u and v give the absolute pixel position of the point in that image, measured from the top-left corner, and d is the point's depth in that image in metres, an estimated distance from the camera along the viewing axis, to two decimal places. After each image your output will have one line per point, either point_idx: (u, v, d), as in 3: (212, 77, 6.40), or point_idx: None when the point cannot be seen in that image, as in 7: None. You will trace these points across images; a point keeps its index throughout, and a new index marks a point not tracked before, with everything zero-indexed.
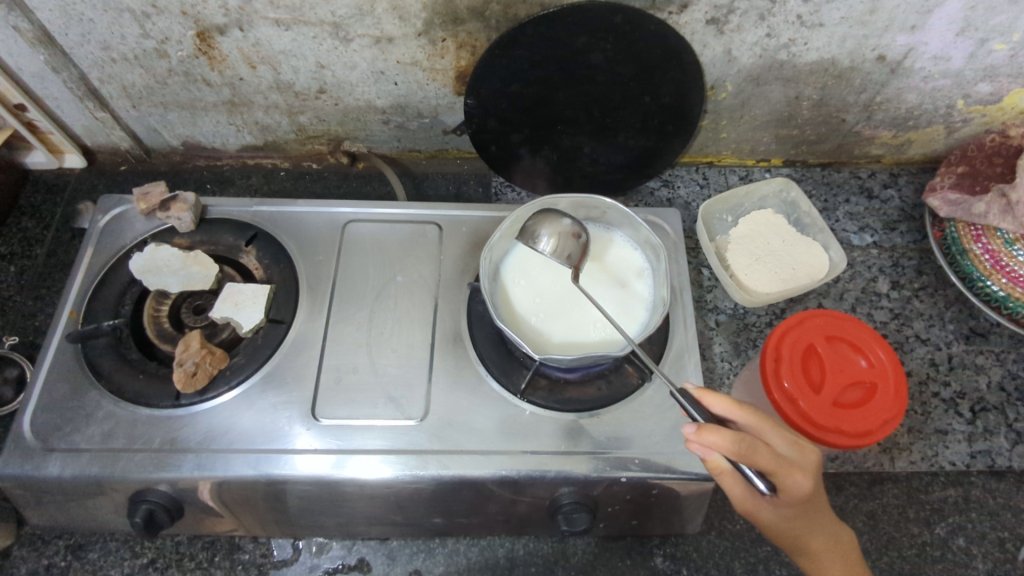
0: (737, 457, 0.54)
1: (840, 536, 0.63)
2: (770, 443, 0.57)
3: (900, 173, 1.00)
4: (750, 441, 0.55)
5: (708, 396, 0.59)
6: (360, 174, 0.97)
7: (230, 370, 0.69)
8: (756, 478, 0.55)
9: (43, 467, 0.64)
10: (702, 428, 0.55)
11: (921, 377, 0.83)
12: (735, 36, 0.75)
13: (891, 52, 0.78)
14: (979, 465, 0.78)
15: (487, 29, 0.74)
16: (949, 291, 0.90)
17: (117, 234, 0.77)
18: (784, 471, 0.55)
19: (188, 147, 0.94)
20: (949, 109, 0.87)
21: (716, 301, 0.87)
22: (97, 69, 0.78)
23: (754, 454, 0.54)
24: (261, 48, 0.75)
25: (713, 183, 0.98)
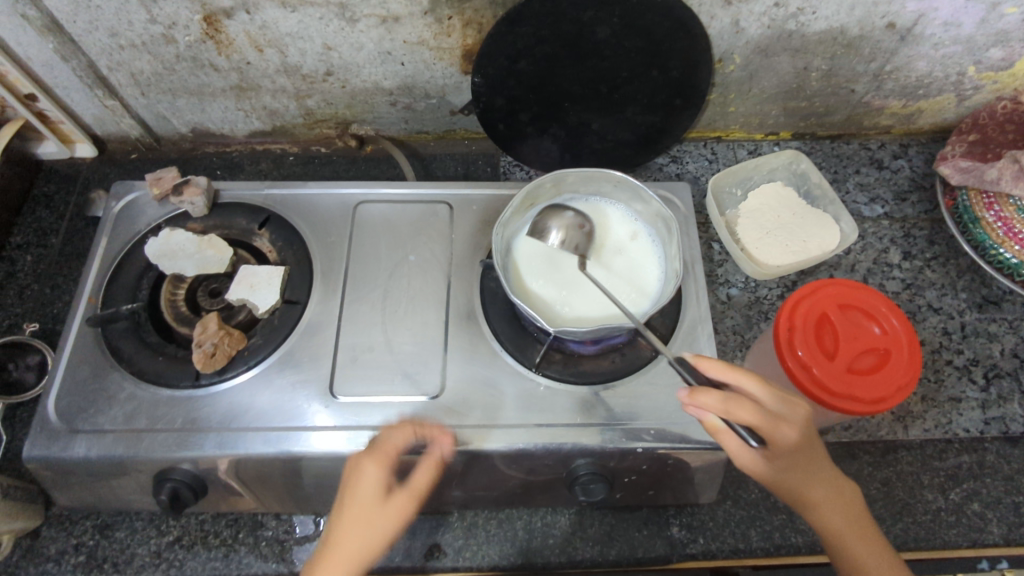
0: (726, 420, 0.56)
1: (843, 492, 0.63)
2: (757, 400, 0.59)
3: (910, 143, 0.99)
4: (736, 397, 0.56)
5: (702, 360, 0.60)
6: (368, 157, 0.97)
7: (248, 350, 0.70)
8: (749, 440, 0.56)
9: (69, 448, 0.65)
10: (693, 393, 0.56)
11: (933, 346, 0.83)
12: (743, 7, 0.75)
13: (901, 19, 0.77)
14: (993, 431, 0.78)
15: (493, 6, 0.74)
16: (961, 260, 0.89)
17: (131, 220, 0.78)
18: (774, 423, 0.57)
19: (197, 134, 0.95)
20: (960, 76, 0.86)
21: (727, 275, 0.88)
22: (106, 57, 0.79)
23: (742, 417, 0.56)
24: (268, 31, 0.76)
25: (722, 158, 0.97)
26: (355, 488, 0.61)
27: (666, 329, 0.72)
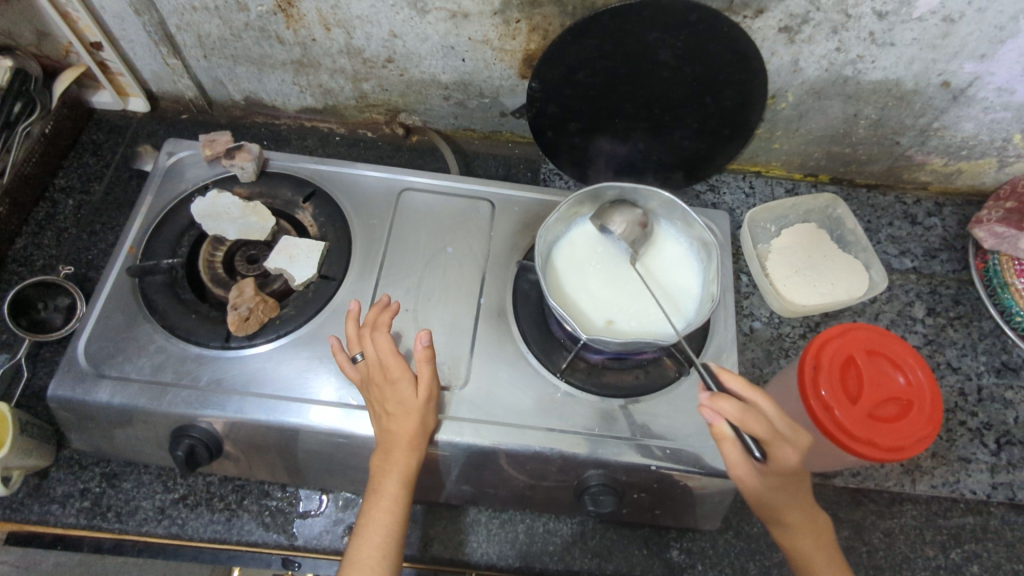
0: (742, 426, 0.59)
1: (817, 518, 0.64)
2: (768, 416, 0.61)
3: (945, 202, 1.00)
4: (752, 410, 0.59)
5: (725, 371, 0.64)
6: (413, 147, 0.98)
7: (280, 319, 0.71)
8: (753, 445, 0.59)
9: (94, 392, 0.66)
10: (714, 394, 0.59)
11: (949, 404, 0.84)
12: (805, 47, 0.76)
13: (956, 79, 0.79)
14: (1000, 496, 0.79)
15: (563, 15, 0.75)
16: (985, 323, 0.90)
17: (179, 177, 0.79)
18: (768, 441, 0.59)
19: (249, 103, 0.96)
20: (1005, 142, 0.87)
21: (753, 308, 0.88)
22: (177, 16, 0.80)
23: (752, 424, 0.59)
24: (339, 12, 0.77)
25: (759, 193, 0.98)
26: (390, 471, 0.61)
27: (691, 352, 0.73)
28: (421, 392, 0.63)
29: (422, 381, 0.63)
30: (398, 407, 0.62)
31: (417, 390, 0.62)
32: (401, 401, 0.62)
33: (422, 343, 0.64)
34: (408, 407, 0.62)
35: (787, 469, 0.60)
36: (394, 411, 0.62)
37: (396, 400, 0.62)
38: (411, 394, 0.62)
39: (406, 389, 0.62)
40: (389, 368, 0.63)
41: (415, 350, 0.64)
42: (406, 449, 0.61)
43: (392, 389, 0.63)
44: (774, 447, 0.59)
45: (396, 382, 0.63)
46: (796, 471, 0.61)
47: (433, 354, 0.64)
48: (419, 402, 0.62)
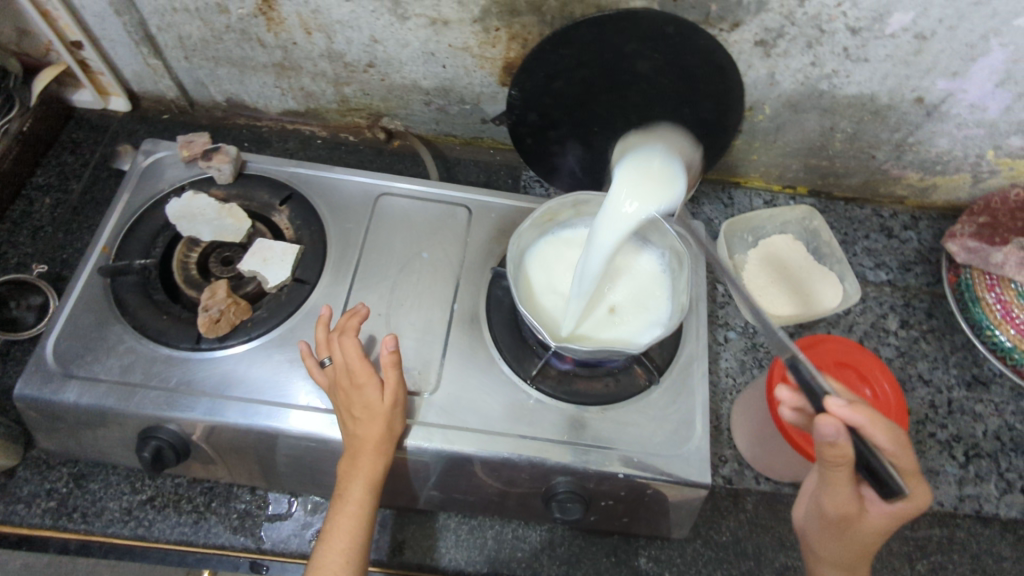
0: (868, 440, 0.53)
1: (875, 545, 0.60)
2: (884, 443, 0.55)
3: (921, 216, 1.01)
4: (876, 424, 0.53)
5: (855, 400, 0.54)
6: (394, 152, 0.99)
7: (252, 322, 0.71)
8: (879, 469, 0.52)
9: (61, 391, 0.65)
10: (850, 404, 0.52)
11: (919, 416, 0.85)
12: (780, 61, 0.77)
13: (929, 95, 0.80)
14: (967, 508, 0.79)
15: (541, 24, 0.76)
16: (956, 337, 0.91)
17: (155, 178, 0.79)
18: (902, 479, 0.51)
19: (231, 105, 0.96)
20: (978, 158, 0.89)
21: (728, 318, 0.89)
22: (158, 17, 0.80)
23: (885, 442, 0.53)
24: (319, 16, 0.77)
25: (738, 204, 0.99)
26: (355, 476, 0.61)
27: (662, 361, 0.73)
28: (387, 396, 0.62)
29: (388, 384, 0.63)
30: (364, 411, 0.62)
31: (383, 394, 0.62)
32: (366, 405, 0.62)
33: (388, 347, 0.65)
34: (374, 411, 0.62)
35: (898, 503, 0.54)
36: (360, 416, 0.62)
37: (362, 404, 0.62)
38: (377, 399, 0.62)
39: (372, 394, 0.62)
40: (355, 372, 0.63)
41: (381, 354, 0.64)
42: (372, 454, 0.61)
43: (357, 394, 0.62)
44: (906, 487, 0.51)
45: (361, 386, 0.62)
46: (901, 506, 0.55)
47: (398, 358, 0.64)
48: (385, 406, 0.62)
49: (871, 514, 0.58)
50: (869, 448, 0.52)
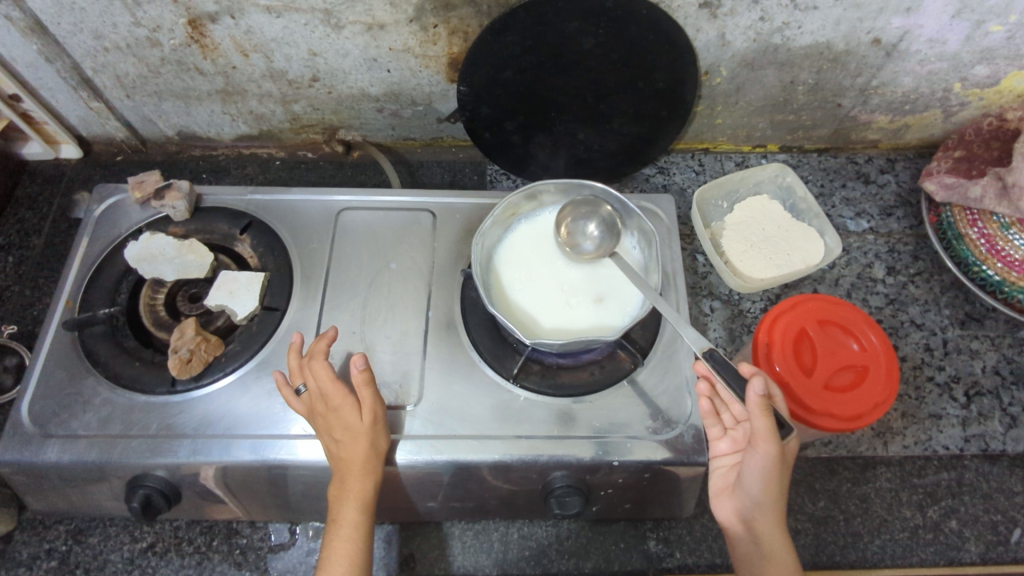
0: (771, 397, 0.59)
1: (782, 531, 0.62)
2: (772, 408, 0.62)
3: (897, 158, 0.99)
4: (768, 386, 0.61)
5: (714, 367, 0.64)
6: (355, 163, 0.97)
7: (225, 356, 0.70)
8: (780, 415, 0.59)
9: (42, 453, 0.65)
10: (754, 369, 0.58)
11: (915, 361, 0.83)
12: (728, 20, 0.75)
13: (886, 35, 0.77)
14: (973, 448, 0.78)
15: (478, 15, 0.73)
16: (945, 276, 0.89)
17: (113, 223, 0.78)
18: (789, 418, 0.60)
19: (184, 137, 0.95)
20: (945, 92, 0.86)
21: (711, 287, 0.87)
22: (91, 59, 0.79)
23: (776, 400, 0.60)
24: (253, 37, 0.75)
25: (709, 170, 0.97)
26: (346, 499, 0.61)
27: (645, 342, 0.72)
28: (366, 415, 0.62)
29: (365, 403, 0.62)
30: (345, 433, 0.61)
31: (361, 414, 0.62)
32: (346, 427, 0.61)
33: (358, 366, 0.63)
34: (355, 431, 0.61)
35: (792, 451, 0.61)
36: (343, 438, 0.62)
37: (342, 426, 0.62)
38: (356, 420, 0.62)
39: (351, 414, 0.61)
40: (329, 395, 0.62)
41: (352, 374, 0.62)
42: (359, 474, 0.61)
43: (336, 416, 0.62)
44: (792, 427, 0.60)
45: (338, 408, 0.62)
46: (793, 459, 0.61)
47: (370, 375, 0.63)
48: (364, 425, 0.62)
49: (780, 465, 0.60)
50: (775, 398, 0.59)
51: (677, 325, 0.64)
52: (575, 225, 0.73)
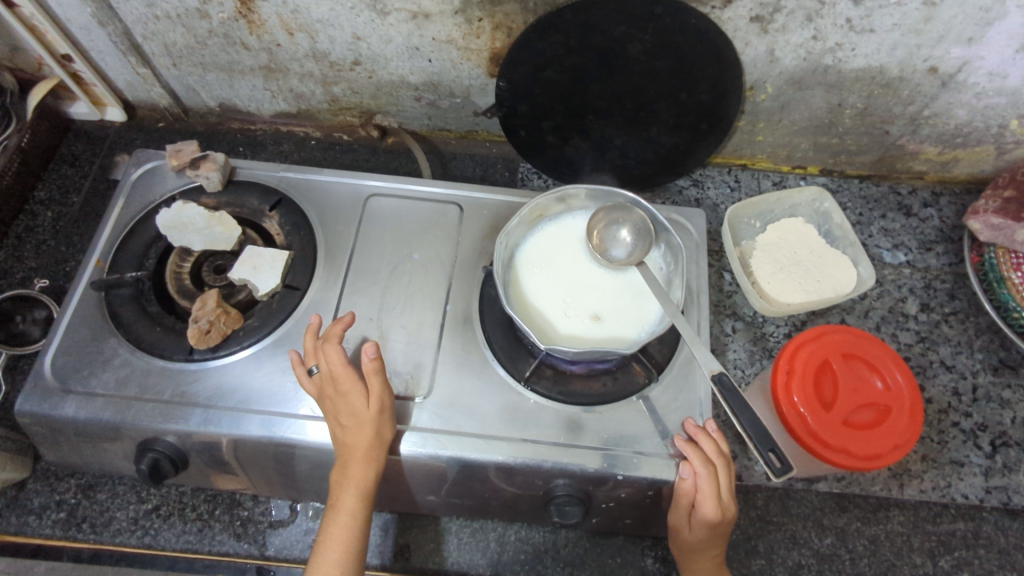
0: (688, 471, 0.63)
1: None
2: (701, 488, 0.62)
3: (942, 191, 0.96)
4: (697, 462, 0.63)
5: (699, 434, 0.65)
6: (388, 149, 0.97)
7: (243, 331, 0.71)
8: (774, 455, 0.57)
9: (60, 407, 0.66)
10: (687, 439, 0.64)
11: (940, 405, 0.80)
12: (780, 36, 0.73)
13: (944, 65, 0.74)
14: (993, 501, 0.75)
15: (524, 12, 0.72)
16: (981, 319, 0.86)
17: (148, 189, 0.80)
18: (704, 498, 0.62)
19: (224, 109, 0.96)
20: (1001, 129, 0.83)
21: (735, 307, 0.85)
22: (141, 26, 0.80)
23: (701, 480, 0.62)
24: (299, 16, 0.76)
25: (745, 187, 0.95)
26: (346, 485, 0.61)
27: (662, 357, 0.71)
28: (373, 402, 0.62)
29: (374, 390, 0.62)
30: (351, 419, 0.62)
31: (368, 401, 0.62)
32: (353, 413, 0.62)
33: (367, 354, 0.62)
34: (361, 418, 0.61)
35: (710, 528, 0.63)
36: (348, 424, 0.62)
37: (349, 412, 0.62)
38: (362, 407, 0.62)
39: (357, 401, 0.62)
40: (339, 379, 0.63)
41: (363, 363, 0.63)
42: (362, 462, 0.61)
43: (343, 402, 0.62)
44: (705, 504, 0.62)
45: (346, 393, 0.62)
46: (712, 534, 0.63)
47: (380, 364, 0.63)
48: (371, 413, 0.62)
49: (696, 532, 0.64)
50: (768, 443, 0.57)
51: (691, 345, 0.64)
52: (608, 229, 0.72)
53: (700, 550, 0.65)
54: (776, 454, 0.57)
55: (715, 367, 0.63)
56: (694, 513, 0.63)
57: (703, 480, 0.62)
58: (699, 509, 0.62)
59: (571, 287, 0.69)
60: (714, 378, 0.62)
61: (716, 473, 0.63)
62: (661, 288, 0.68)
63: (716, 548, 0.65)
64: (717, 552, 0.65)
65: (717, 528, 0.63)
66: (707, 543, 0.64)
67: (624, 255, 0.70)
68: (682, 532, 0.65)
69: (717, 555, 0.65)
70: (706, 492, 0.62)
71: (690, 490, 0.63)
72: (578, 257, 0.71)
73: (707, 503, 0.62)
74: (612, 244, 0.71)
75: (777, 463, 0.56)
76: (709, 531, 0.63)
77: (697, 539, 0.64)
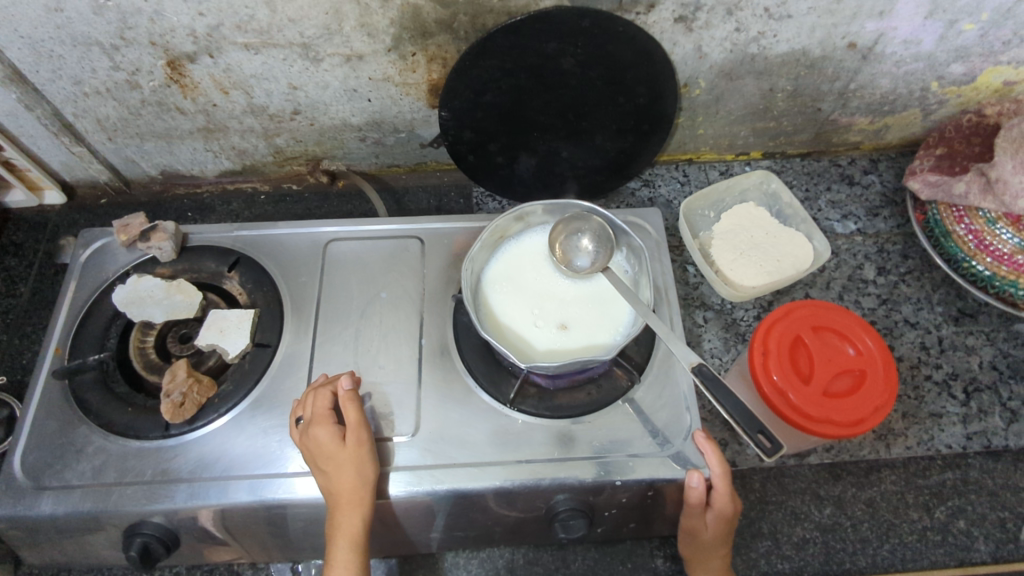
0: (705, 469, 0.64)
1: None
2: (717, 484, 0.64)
3: (879, 158, 1.00)
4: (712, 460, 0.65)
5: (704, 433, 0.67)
6: (340, 193, 0.97)
7: (218, 397, 0.69)
8: (766, 437, 0.58)
9: (36, 506, 0.64)
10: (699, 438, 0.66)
11: (912, 361, 0.83)
12: (704, 33, 0.75)
13: (861, 39, 0.78)
14: (976, 446, 0.78)
15: (456, 41, 0.74)
16: (935, 273, 0.90)
17: (99, 267, 0.78)
18: (721, 493, 0.64)
19: (167, 176, 0.95)
20: (923, 91, 0.87)
21: (703, 297, 0.87)
22: (71, 104, 0.79)
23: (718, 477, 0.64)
24: (232, 74, 0.75)
25: (694, 180, 0.98)
26: (337, 536, 0.60)
27: (641, 358, 0.72)
28: (349, 441, 0.62)
29: (349, 427, 0.63)
30: (330, 464, 0.61)
31: (343, 440, 0.62)
32: (330, 456, 0.62)
33: (344, 386, 0.66)
34: (340, 461, 0.61)
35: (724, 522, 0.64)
36: (329, 469, 0.61)
37: (327, 457, 0.62)
38: (339, 449, 0.62)
39: (333, 443, 0.62)
40: (314, 422, 0.64)
41: (339, 395, 0.65)
42: (348, 508, 0.60)
43: (321, 447, 0.62)
44: (721, 499, 0.64)
45: (321, 438, 0.62)
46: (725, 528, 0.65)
47: (356, 394, 0.66)
48: (348, 454, 0.62)
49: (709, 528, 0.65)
50: (756, 425, 0.58)
51: (667, 341, 0.65)
52: (569, 240, 0.73)
53: (712, 548, 0.66)
54: (766, 434, 0.58)
55: (692, 359, 0.63)
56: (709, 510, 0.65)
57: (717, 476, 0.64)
58: (714, 505, 0.64)
59: (541, 301, 0.70)
60: (690, 370, 0.63)
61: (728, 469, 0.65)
62: (630, 290, 0.69)
63: (728, 544, 0.66)
64: (728, 548, 0.66)
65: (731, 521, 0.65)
66: (720, 539, 0.66)
67: (589, 263, 0.71)
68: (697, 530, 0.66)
69: (727, 551, 0.66)
70: (719, 488, 0.64)
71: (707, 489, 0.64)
72: (543, 271, 0.72)
73: (722, 498, 0.64)
74: (575, 254, 0.72)
75: (769, 444, 0.57)
76: (724, 526, 0.65)
77: (710, 535, 0.65)
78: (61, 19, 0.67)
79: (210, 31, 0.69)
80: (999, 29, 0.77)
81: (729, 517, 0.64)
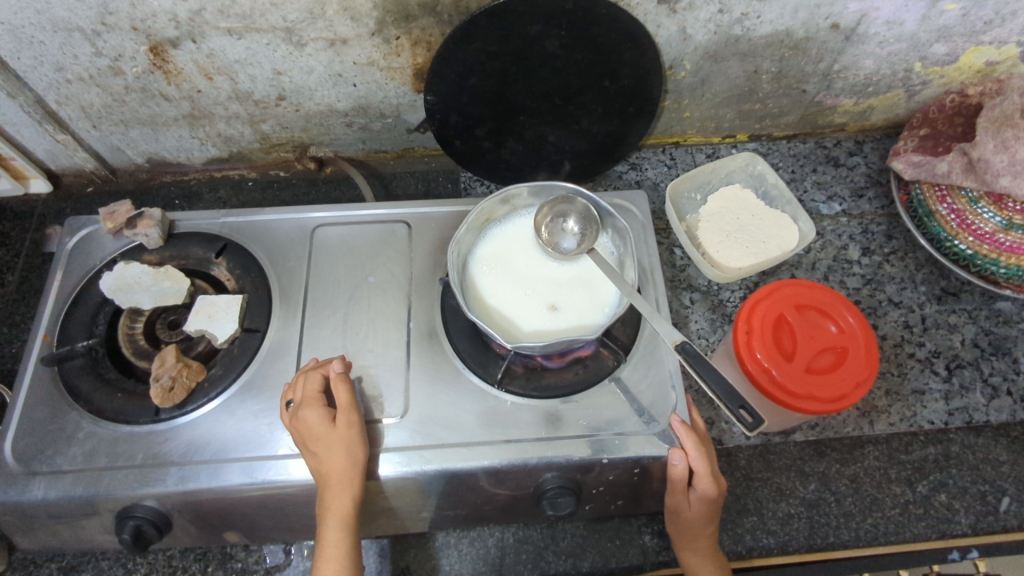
0: (686, 454, 0.65)
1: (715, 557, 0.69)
2: (697, 466, 0.64)
3: (865, 139, 1.01)
4: (692, 445, 0.65)
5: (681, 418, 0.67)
6: (328, 179, 0.97)
7: (208, 382, 0.69)
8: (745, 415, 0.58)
9: (27, 491, 0.64)
10: (679, 423, 0.66)
11: (895, 339, 0.84)
12: (688, 15, 0.76)
13: (845, 20, 0.78)
14: (957, 422, 0.80)
15: (440, 25, 0.74)
16: (919, 253, 0.91)
17: (86, 255, 0.78)
18: (702, 476, 0.64)
19: (154, 164, 0.94)
20: (907, 72, 0.87)
21: (691, 279, 0.88)
22: (53, 91, 0.78)
23: (698, 461, 0.64)
24: (216, 59, 0.75)
25: (681, 163, 0.98)
26: (327, 517, 0.61)
27: (627, 338, 0.73)
28: (340, 422, 0.63)
29: (339, 408, 0.64)
30: (321, 445, 0.62)
31: (334, 422, 0.63)
32: (320, 437, 0.62)
33: (336, 369, 0.67)
34: (330, 441, 0.62)
35: (708, 503, 0.65)
36: (319, 450, 0.62)
37: (319, 438, 0.62)
38: (331, 429, 0.62)
39: (324, 424, 0.62)
40: (304, 404, 0.64)
41: (331, 377, 0.66)
42: (337, 489, 0.61)
43: (312, 428, 0.63)
44: (703, 482, 0.64)
45: (311, 420, 0.63)
46: (711, 507, 0.66)
47: (347, 376, 0.66)
48: (339, 434, 0.62)
49: (694, 508, 0.66)
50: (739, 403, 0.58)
51: (651, 320, 0.65)
52: (554, 223, 0.74)
53: (700, 527, 0.67)
54: (748, 411, 0.58)
55: (675, 338, 0.63)
56: (694, 492, 0.66)
57: (698, 458, 0.64)
58: (697, 487, 0.65)
59: (528, 282, 0.71)
60: (676, 346, 0.63)
61: (707, 451, 0.66)
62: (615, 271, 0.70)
63: (715, 522, 0.67)
64: (716, 527, 0.68)
65: (715, 501, 0.66)
66: (706, 518, 0.67)
67: (574, 245, 0.73)
68: (684, 512, 0.67)
69: (714, 530, 0.68)
70: (701, 471, 0.64)
71: (687, 474, 0.65)
72: (530, 254, 0.72)
73: (704, 480, 0.64)
74: (561, 236, 0.73)
75: (748, 421, 0.57)
76: (709, 506, 0.66)
77: (696, 516, 0.67)
78: (40, 5, 0.66)
79: (192, 15, 0.69)
80: (981, 8, 0.77)
81: (714, 497, 0.65)
